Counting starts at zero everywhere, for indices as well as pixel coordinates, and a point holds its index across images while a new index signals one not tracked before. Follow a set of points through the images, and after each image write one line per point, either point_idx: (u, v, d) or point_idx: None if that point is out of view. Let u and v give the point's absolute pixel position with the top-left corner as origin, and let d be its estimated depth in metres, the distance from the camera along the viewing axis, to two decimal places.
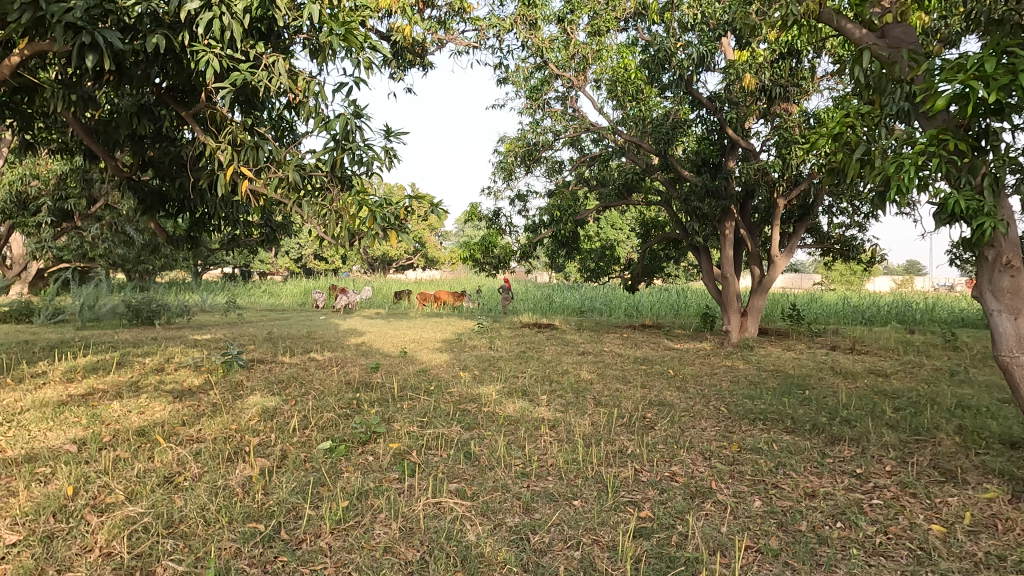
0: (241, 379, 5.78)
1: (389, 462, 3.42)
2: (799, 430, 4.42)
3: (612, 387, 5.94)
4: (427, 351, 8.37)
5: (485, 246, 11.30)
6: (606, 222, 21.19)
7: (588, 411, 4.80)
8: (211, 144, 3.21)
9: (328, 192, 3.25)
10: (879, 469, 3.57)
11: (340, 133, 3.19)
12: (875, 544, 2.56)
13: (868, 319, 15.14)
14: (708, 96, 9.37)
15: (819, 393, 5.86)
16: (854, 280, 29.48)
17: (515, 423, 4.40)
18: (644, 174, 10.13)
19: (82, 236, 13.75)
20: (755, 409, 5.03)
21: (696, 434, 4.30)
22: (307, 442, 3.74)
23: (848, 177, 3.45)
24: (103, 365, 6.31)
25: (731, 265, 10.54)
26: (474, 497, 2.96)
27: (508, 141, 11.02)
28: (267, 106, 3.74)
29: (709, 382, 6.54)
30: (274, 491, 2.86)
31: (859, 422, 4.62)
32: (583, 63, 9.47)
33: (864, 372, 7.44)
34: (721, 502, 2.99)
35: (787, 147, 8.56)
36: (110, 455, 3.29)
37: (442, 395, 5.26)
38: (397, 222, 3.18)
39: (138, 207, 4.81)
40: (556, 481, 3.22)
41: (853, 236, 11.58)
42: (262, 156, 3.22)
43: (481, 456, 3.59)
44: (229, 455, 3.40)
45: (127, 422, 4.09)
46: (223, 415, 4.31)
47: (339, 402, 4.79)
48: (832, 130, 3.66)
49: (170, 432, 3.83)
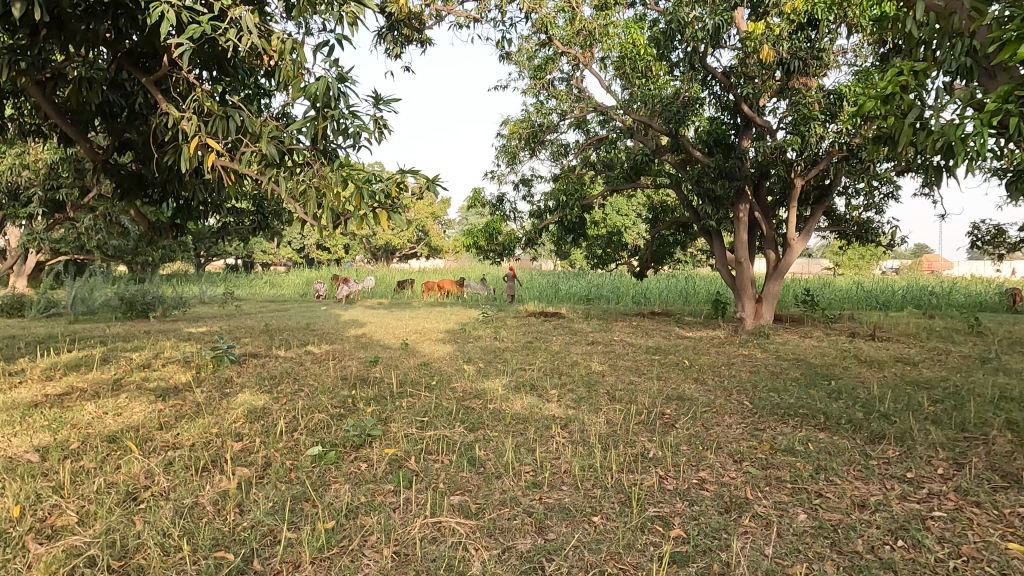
0: (231, 375, 5.44)
1: (384, 471, 3.07)
2: (835, 427, 4.03)
3: (625, 380, 5.58)
4: (429, 343, 8.01)
5: (489, 233, 10.83)
6: (612, 207, 20.81)
7: (601, 408, 4.44)
8: (173, 113, 2.77)
9: (309, 168, 2.87)
10: (931, 473, 3.21)
11: (321, 98, 2.76)
12: (950, 570, 2.19)
13: (883, 304, 14.72)
14: (723, 72, 8.89)
15: (846, 384, 5.48)
16: (863, 265, 29.01)
17: (524, 423, 4.03)
18: (653, 155, 9.72)
19: (76, 228, 13.41)
20: (784, 404, 4.65)
21: (722, 432, 3.93)
22: (294, 447, 3.40)
23: (902, 145, 3.04)
24: (87, 362, 5.96)
25: (745, 250, 10.14)
26: (479, 514, 2.59)
27: (511, 123, 10.61)
28: (239, 70, 3.31)
29: (727, 372, 6.18)
30: (249, 509, 2.49)
31: (899, 418, 4.23)
32: (591, 41, 9.06)
33: (890, 361, 7.04)
34: (762, 516, 2.63)
35: (806, 123, 8.10)
36: (71, 466, 2.94)
37: (444, 391, 4.91)
38: (389, 200, 2.81)
39: (116, 191, 4.45)
40: (572, 492, 2.86)
41: (870, 218, 11.14)
42: (231, 126, 2.78)
43: (486, 462, 3.23)
44: (205, 465, 3.05)
45: (100, 426, 3.75)
46: (205, 417, 3.96)
47: (333, 401, 4.42)
48: (880, 91, 3.22)
49: (143, 438, 3.47)
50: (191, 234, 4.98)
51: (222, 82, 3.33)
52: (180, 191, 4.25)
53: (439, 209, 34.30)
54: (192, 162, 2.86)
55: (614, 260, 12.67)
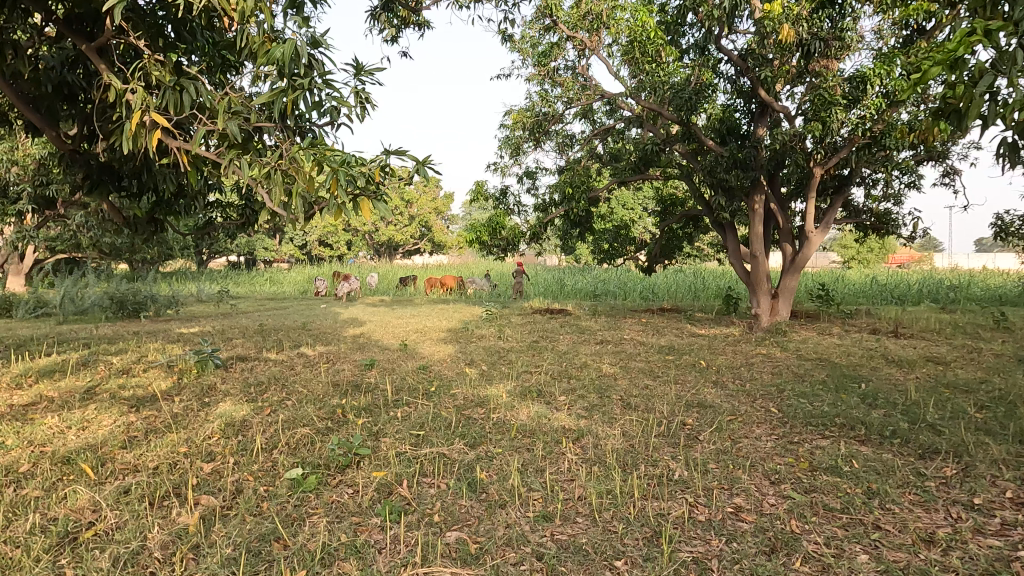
0: (215, 382, 5.03)
1: (371, 500, 2.66)
2: (877, 439, 3.62)
3: (640, 384, 5.16)
4: (430, 343, 7.61)
5: (492, 228, 10.30)
6: (618, 202, 20.34)
7: (617, 418, 4.02)
8: (115, 83, 2.35)
9: (277, 149, 2.48)
10: (1001, 497, 2.80)
11: (291, 65, 2.37)
12: None
13: (899, 298, 14.22)
14: (739, 55, 8.42)
15: (879, 388, 5.05)
16: (873, 258, 28.48)
17: (531, 437, 3.61)
18: (663, 145, 9.26)
19: (69, 226, 13.02)
20: (816, 412, 4.23)
21: (751, 446, 3.53)
22: (272, 469, 3.01)
23: (970, 120, 2.55)
24: (62, 367, 5.56)
25: (760, 243, 9.69)
26: (479, 557, 2.21)
27: (514, 113, 10.19)
28: (196, 33, 2.92)
29: (748, 374, 5.76)
30: (207, 557, 2.12)
31: (947, 428, 3.81)
32: (596, 24, 8.62)
33: (919, 360, 6.59)
34: (814, 560, 2.23)
35: (826, 108, 7.65)
36: (10, 497, 2.55)
37: (444, 398, 4.50)
38: (370, 185, 2.43)
39: (86, 182, 4.01)
40: (589, 527, 2.46)
41: (889, 209, 10.67)
42: (186, 100, 2.36)
43: (489, 487, 2.82)
44: (164, 493, 2.66)
45: (58, 444, 3.34)
46: (176, 432, 3.55)
47: (320, 412, 4.02)
48: (948, 54, 2.66)
49: (101, 459, 3.07)
50: (168, 230, 4.59)
51: (177, 48, 2.92)
52: (150, 180, 3.84)
53: (443, 204, 33.87)
54: (140, 143, 2.44)
55: (622, 254, 12.23)
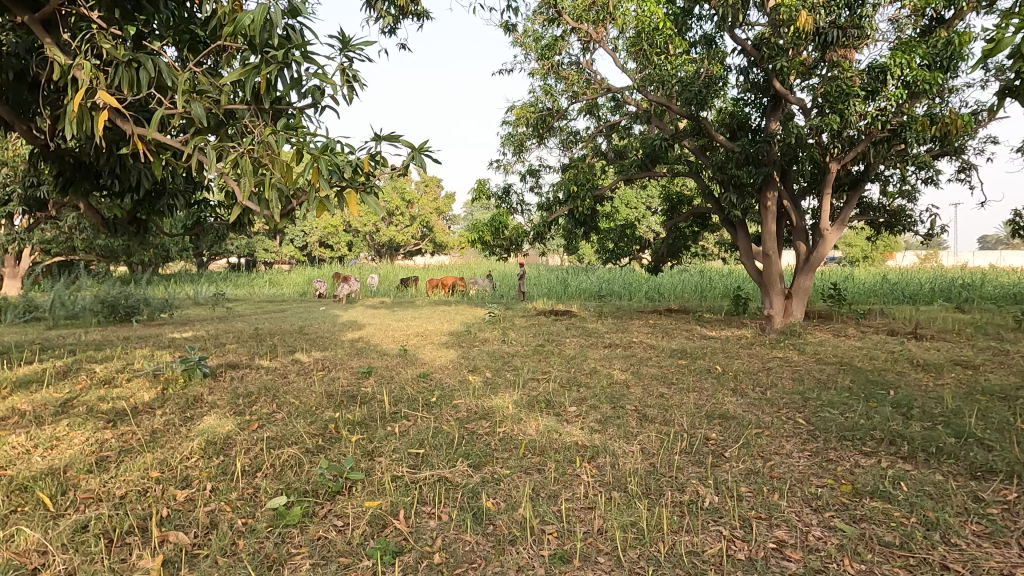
0: (203, 392, 4.70)
1: (362, 536, 2.34)
2: (924, 457, 3.28)
3: (655, 392, 4.83)
4: (432, 347, 7.29)
5: (495, 227, 9.74)
6: (621, 200, 19.99)
7: (635, 433, 3.70)
8: (60, 58, 2.08)
9: (247, 135, 2.18)
10: None
11: (261, 38, 2.08)
12: None
13: (912, 296, 13.84)
14: (752, 45, 8.04)
15: (910, 395, 4.72)
16: (879, 255, 28.12)
17: (542, 455, 3.27)
18: (671, 141, 8.89)
19: (60, 228, 12.66)
20: (849, 424, 3.90)
21: (785, 465, 3.20)
22: (254, 498, 2.68)
23: None
24: (41, 377, 5.22)
25: (773, 242, 9.34)
26: None
27: (516, 108, 9.84)
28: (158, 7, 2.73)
29: (769, 380, 5.42)
30: None
31: (997, 441, 3.48)
32: (602, 15, 8.26)
33: (948, 364, 6.24)
34: None
35: (844, 99, 7.19)
36: None
37: (445, 409, 4.19)
38: (358, 177, 2.13)
39: (58, 180, 3.69)
40: (612, 569, 2.14)
41: (904, 206, 10.31)
42: (142, 78, 2.10)
43: (497, 518, 2.50)
44: (129, 529, 2.35)
45: (21, 467, 3.02)
46: (152, 453, 3.22)
47: (311, 427, 3.69)
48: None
49: (64, 487, 2.75)
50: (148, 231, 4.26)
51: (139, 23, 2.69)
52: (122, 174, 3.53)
53: (444, 204, 33.55)
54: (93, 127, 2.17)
55: (628, 254, 11.91)
